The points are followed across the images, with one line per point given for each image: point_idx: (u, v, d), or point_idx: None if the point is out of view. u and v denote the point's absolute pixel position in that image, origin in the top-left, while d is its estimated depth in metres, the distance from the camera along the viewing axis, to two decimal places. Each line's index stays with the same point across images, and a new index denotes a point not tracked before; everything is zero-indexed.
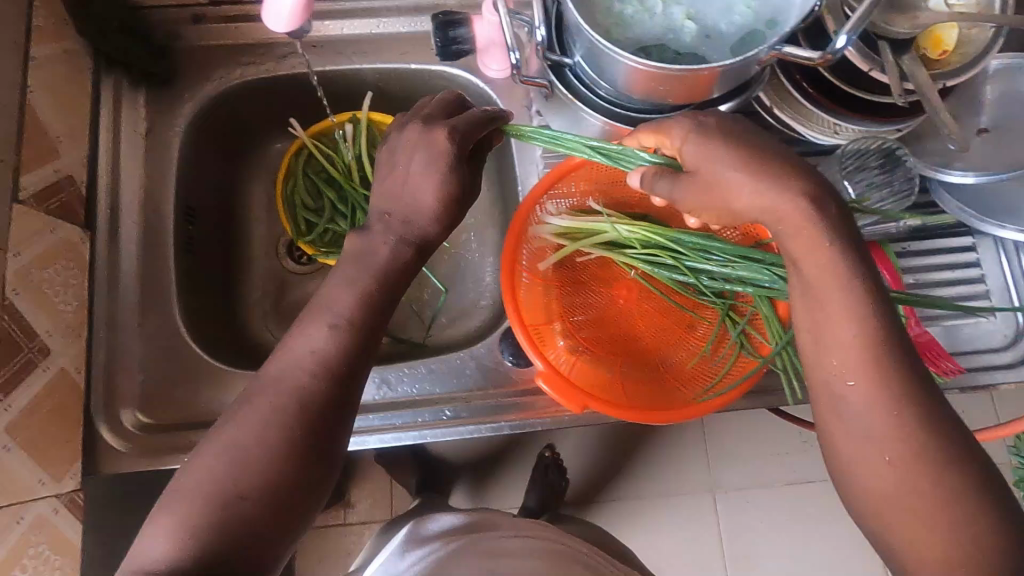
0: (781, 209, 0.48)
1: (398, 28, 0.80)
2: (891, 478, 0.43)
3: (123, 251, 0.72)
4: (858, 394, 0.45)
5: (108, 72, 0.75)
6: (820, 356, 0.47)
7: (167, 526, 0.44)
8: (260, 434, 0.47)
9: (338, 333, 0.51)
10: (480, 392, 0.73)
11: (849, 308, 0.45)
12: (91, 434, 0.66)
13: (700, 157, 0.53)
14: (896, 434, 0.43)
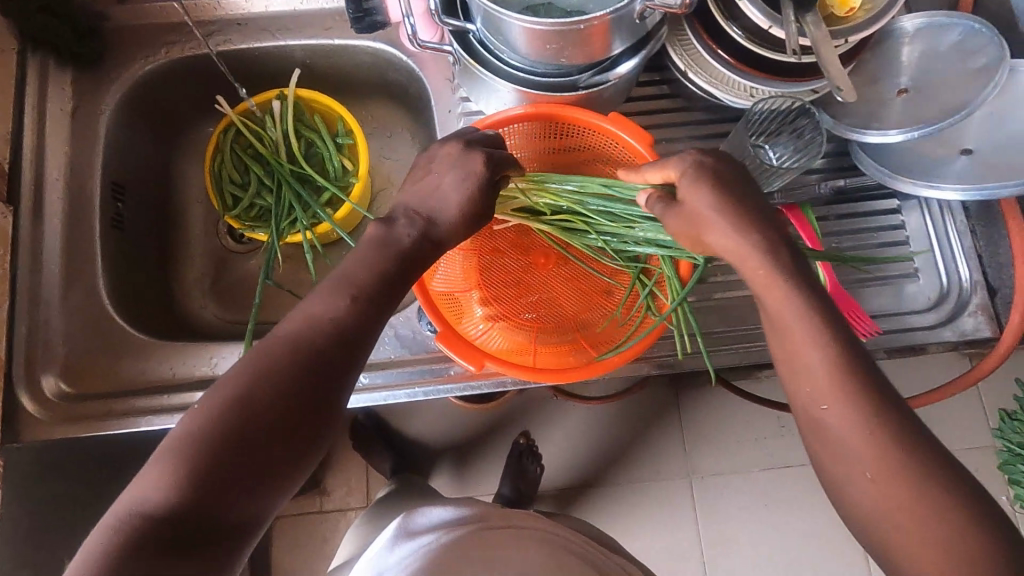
0: (744, 251, 0.51)
1: (321, 4, 0.81)
2: (880, 493, 0.44)
3: (47, 226, 0.73)
4: (833, 416, 0.46)
5: (34, 52, 0.76)
6: (792, 378, 0.49)
7: (165, 471, 0.42)
8: (264, 383, 0.46)
9: (358, 304, 0.52)
10: (396, 360, 0.73)
11: (799, 329, 0.48)
12: (13, 401, 0.68)
13: (698, 202, 0.53)
14: (874, 452, 0.44)
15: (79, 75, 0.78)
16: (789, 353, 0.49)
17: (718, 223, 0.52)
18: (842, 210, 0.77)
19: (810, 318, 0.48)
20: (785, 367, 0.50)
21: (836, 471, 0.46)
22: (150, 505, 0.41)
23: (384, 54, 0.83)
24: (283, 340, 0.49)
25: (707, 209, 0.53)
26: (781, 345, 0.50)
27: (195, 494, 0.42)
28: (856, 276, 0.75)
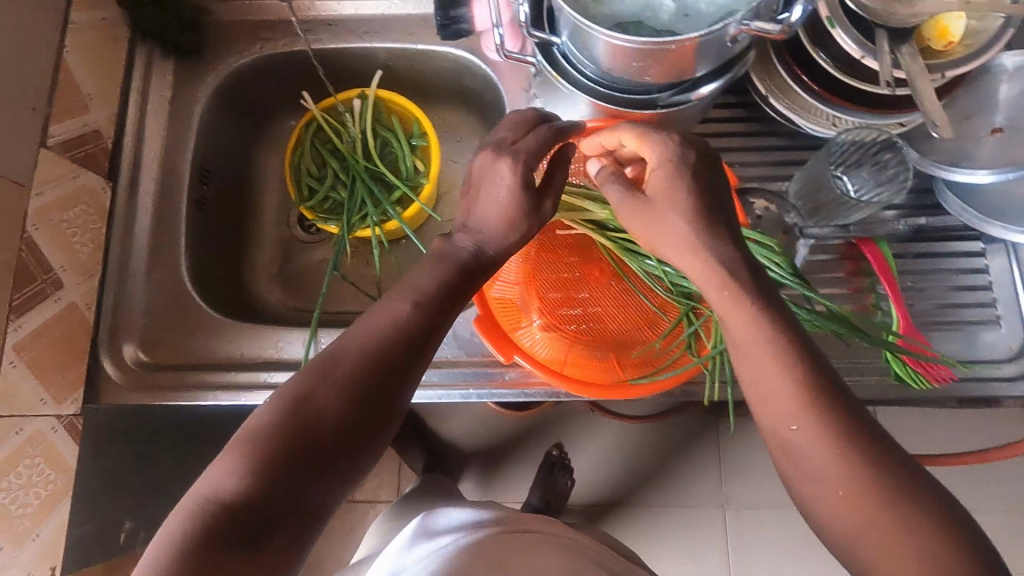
0: (710, 263, 0.46)
1: (408, 10, 0.84)
2: (845, 513, 0.42)
3: (140, 203, 0.78)
4: (803, 434, 0.43)
5: (142, 41, 0.82)
6: (755, 388, 0.45)
7: (237, 469, 0.42)
8: (332, 386, 0.46)
9: (420, 309, 0.49)
10: (452, 361, 0.74)
11: (746, 339, 0.45)
12: (95, 366, 0.72)
13: (663, 193, 0.48)
14: (855, 479, 0.42)
15: (179, 64, 0.83)
16: (750, 363, 0.45)
17: (654, 213, 0.48)
18: (922, 248, 0.74)
19: (761, 327, 0.44)
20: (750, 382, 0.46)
21: (798, 483, 0.44)
22: (222, 504, 0.41)
23: (464, 61, 0.85)
24: (354, 343, 0.47)
25: (668, 206, 0.48)
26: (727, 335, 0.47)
27: (263, 501, 0.42)
28: (931, 318, 0.72)
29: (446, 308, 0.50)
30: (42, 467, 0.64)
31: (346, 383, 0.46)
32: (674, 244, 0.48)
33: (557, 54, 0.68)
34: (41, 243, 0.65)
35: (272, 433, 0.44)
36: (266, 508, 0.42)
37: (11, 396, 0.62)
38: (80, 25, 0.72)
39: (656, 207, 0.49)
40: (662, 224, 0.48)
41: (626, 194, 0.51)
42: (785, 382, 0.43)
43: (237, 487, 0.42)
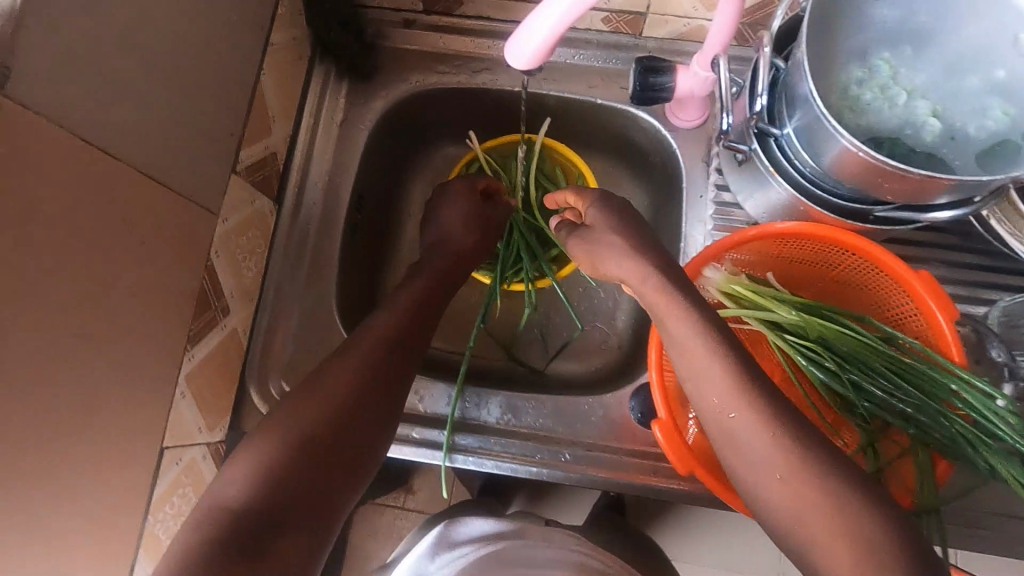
0: (645, 271, 0.56)
1: (592, 62, 0.79)
2: (786, 491, 0.46)
3: (302, 228, 0.77)
4: (741, 422, 0.49)
5: (321, 60, 0.80)
6: (697, 387, 0.53)
7: (242, 474, 0.49)
8: (328, 403, 0.55)
9: (395, 316, 0.64)
10: (601, 443, 0.71)
11: (689, 341, 0.53)
12: (241, 392, 0.71)
13: (600, 227, 0.62)
14: (781, 454, 0.47)
15: (353, 88, 0.81)
16: (683, 356, 0.54)
17: (602, 241, 0.61)
18: None
19: (696, 328, 0.53)
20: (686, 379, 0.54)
21: (750, 480, 0.49)
22: (225, 500, 0.48)
23: (640, 119, 0.80)
24: (326, 372, 0.57)
25: (603, 229, 0.62)
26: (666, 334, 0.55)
27: (257, 510, 0.47)
28: None
29: (406, 359, 0.62)
30: (190, 495, 0.63)
31: (296, 427, 0.52)
32: (621, 260, 0.58)
33: (774, 146, 0.64)
34: (220, 270, 0.64)
35: (250, 470, 0.49)
36: (260, 523, 0.47)
37: (178, 425, 0.60)
38: (278, 45, 0.71)
39: (592, 231, 0.63)
40: (598, 248, 0.61)
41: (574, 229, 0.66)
42: (720, 392, 0.51)
43: (229, 514, 0.47)
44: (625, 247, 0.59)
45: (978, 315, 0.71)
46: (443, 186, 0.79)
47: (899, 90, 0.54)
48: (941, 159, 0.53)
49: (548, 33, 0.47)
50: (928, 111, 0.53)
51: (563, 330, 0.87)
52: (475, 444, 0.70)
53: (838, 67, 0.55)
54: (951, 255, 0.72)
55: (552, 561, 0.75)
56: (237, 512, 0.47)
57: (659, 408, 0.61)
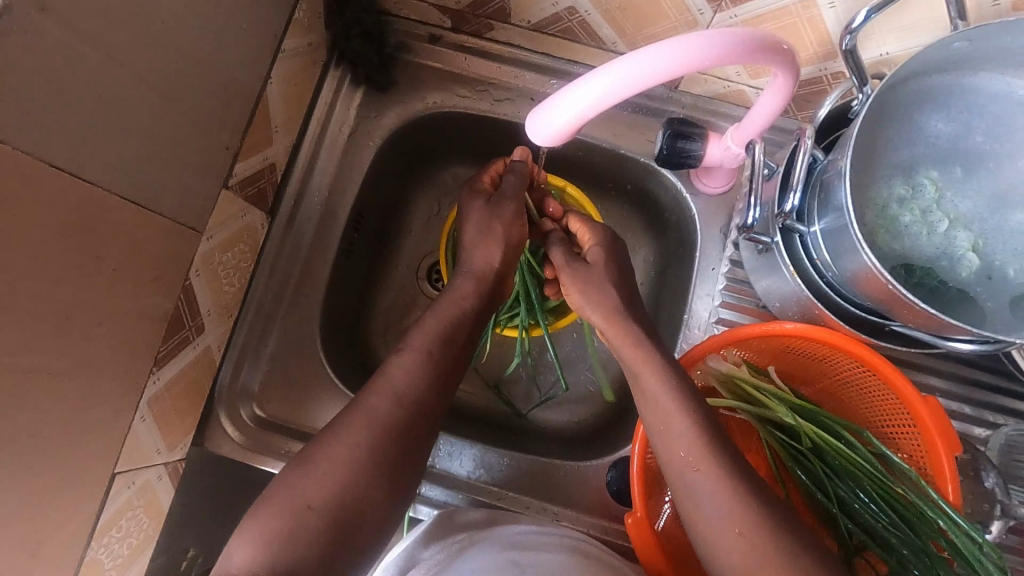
0: (632, 330, 0.58)
1: (621, 109, 0.74)
2: (743, 552, 0.47)
3: (293, 243, 0.73)
4: (702, 478, 0.50)
5: (337, 65, 0.75)
6: (663, 444, 0.53)
7: (249, 543, 0.48)
8: (346, 453, 0.53)
9: (415, 370, 0.58)
10: (573, 512, 0.69)
11: (656, 391, 0.54)
12: (212, 413, 0.69)
13: (598, 265, 0.63)
14: (738, 509, 0.49)
15: (367, 98, 0.76)
16: (653, 413, 0.54)
17: (593, 284, 0.61)
18: None
19: (663, 381, 0.54)
20: (655, 430, 0.55)
21: (709, 535, 0.50)
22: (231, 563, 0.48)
23: (662, 176, 0.75)
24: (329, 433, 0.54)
25: (601, 271, 0.62)
26: (637, 388, 0.56)
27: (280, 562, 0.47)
28: None
29: (437, 389, 0.59)
30: (140, 516, 0.60)
31: (356, 453, 0.53)
32: (603, 315, 0.60)
33: (798, 243, 0.60)
34: (197, 288, 0.60)
35: (329, 481, 0.52)
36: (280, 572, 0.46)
37: (134, 449, 0.57)
38: (291, 52, 0.66)
39: (592, 271, 0.62)
40: (587, 288, 0.61)
41: (569, 259, 0.65)
42: (685, 446, 0.52)
43: (320, 508, 0.50)
44: (607, 298, 0.61)
45: (979, 438, 0.67)
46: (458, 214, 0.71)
47: (939, 216, 0.51)
48: (971, 299, 0.50)
49: (573, 117, 0.46)
50: (968, 244, 0.50)
51: (552, 378, 0.82)
52: (443, 496, 0.69)
53: (879, 180, 0.52)
54: (965, 370, 0.68)
55: (551, 545, 0.56)
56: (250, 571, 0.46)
57: (636, 503, 0.58)
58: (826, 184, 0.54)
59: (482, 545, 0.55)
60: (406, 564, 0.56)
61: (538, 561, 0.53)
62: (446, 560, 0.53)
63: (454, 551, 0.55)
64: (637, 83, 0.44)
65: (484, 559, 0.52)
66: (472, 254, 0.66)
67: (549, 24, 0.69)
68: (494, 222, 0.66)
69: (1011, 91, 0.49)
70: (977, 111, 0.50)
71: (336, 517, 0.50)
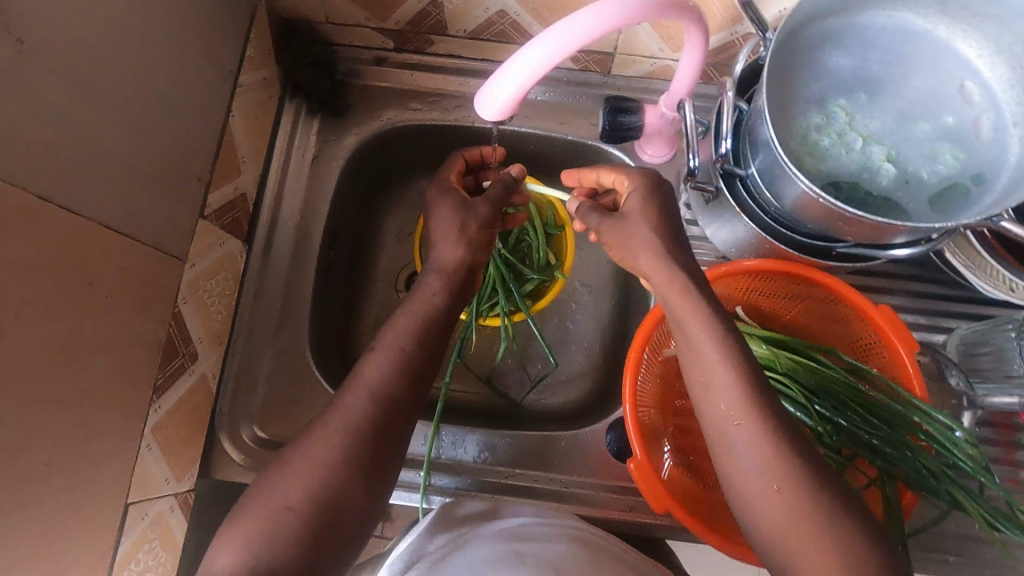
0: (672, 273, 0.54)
1: (562, 98, 0.81)
2: (780, 509, 0.46)
3: (272, 267, 0.76)
4: (744, 433, 0.49)
5: (292, 97, 0.80)
6: (705, 397, 0.51)
7: (230, 540, 0.47)
8: (322, 447, 0.52)
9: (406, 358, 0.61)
10: (580, 478, 0.71)
11: (699, 345, 0.52)
12: (212, 440, 0.69)
13: (634, 212, 0.58)
14: (775, 463, 0.47)
15: (325, 124, 0.81)
16: (697, 363, 0.52)
17: (631, 230, 0.57)
18: None
19: (711, 334, 0.52)
20: (694, 387, 0.53)
21: (745, 492, 0.48)
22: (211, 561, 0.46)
23: (608, 155, 0.81)
24: (337, 412, 0.54)
25: (640, 217, 0.57)
26: (684, 337, 0.54)
27: (275, 555, 0.46)
28: None
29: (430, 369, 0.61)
30: (156, 549, 0.61)
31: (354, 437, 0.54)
32: (648, 258, 0.55)
33: (740, 187, 0.65)
34: (187, 316, 0.63)
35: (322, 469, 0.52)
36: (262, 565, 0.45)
37: (144, 478, 0.58)
38: (248, 86, 0.70)
39: (629, 219, 0.58)
40: (627, 236, 0.57)
41: (604, 215, 0.61)
42: (731, 400, 0.50)
43: (300, 508, 0.48)
44: (650, 241, 0.56)
45: (938, 343, 0.72)
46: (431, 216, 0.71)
47: (854, 136, 0.56)
48: (895, 202, 0.55)
49: (508, 97, 0.52)
50: (883, 157, 0.56)
51: (541, 362, 0.85)
52: (453, 483, 0.71)
53: (798, 114, 0.57)
54: (915, 284, 0.74)
55: (553, 536, 0.60)
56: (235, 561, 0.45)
57: (636, 444, 0.61)
58: (751, 128, 0.59)
59: (487, 537, 0.59)
60: (409, 560, 0.56)
61: (540, 551, 0.57)
62: (452, 556, 0.57)
63: (461, 547, 0.58)
64: (545, 64, 0.49)
65: (491, 551, 0.57)
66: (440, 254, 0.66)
67: (483, 31, 0.75)
68: (455, 220, 0.68)
69: (893, 23, 0.56)
70: (870, 44, 0.57)
71: (325, 497, 0.49)
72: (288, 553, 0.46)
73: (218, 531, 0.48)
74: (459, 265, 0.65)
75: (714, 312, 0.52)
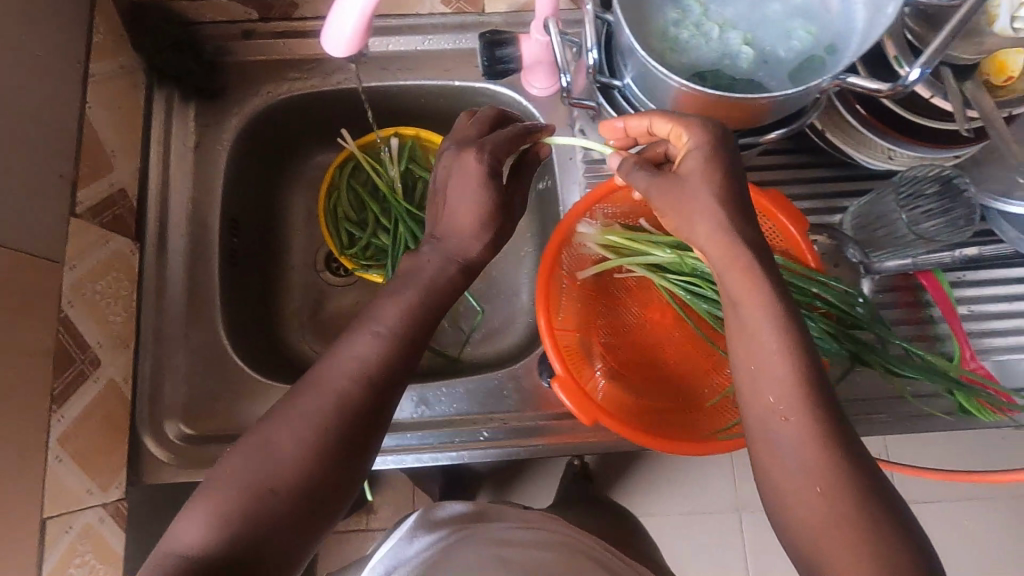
0: (733, 242, 0.45)
1: (443, 45, 0.80)
2: (818, 512, 0.42)
3: (170, 262, 0.73)
4: (791, 431, 0.43)
5: (160, 85, 0.76)
6: (752, 386, 0.45)
7: (202, 513, 0.44)
8: (305, 428, 0.46)
9: None
10: (517, 413, 0.72)
11: (766, 332, 0.44)
12: (137, 445, 0.67)
13: (693, 174, 0.48)
14: (821, 464, 0.42)
15: (201, 108, 0.77)
16: (743, 351, 0.45)
17: (689, 191, 0.47)
18: (977, 276, 0.74)
19: (770, 307, 0.44)
20: (737, 372, 0.46)
21: (780, 484, 0.44)
22: (183, 544, 0.42)
23: (499, 96, 0.81)
24: (313, 394, 0.48)
25: (693, 180, 0.47)
26: (733, 319, 0.46)
27: (252, 538, 0.43)
28: (989, 346, 0.73)
29: None
30: (92, 561, 0.59)
31: None
32: (713, 222, 0.46)
33: (619, 99, 0.66)
34: (78, 320, 0.60)
35: None
36: (233, 562, 0.42)
37: (58, 492, 0.56)
38: (101, 75, 0.67)
39: (688, 186, 0.47)
40: (683, 206, 0.47)
41: (655, 174, 0.50)
42: (779, 392, 0.44)
43: (283, 491, 0.45)
44: (709, 203, 0.46)
45: (835, 223, 0.75)
46: (448, 166, 0.56)
47: (711, 25, 0.57)
48: (758, 83, 0.57)
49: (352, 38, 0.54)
50: (740, 42, 0.57)
51: (470, 313, 0.85)
52: (393, 442, 0.70)
53: (654, 11, 0.57)
54: (806, 172, 0.77)
55: (537, 542, 0.62)
56: (205, 550, 0.42)
57: (554, 360, 0.62)
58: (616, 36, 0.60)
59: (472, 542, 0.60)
60: (397, 565, 0.59)
61: (525, 561, 0.58)
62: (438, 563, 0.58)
63: (443, 551, 0.59)
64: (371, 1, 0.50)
65: (476, 559, 0.58)
66: (449, 222, 0.55)
67: None
68: (469, 187, 0.54)
69: None
70: None
71: (306, 481, 0.45)
72: (261, 546, 0.43)
73: (186, 499, 0.44)
74: (469, 235, 0.54)
75: (781, 299, 0.44)
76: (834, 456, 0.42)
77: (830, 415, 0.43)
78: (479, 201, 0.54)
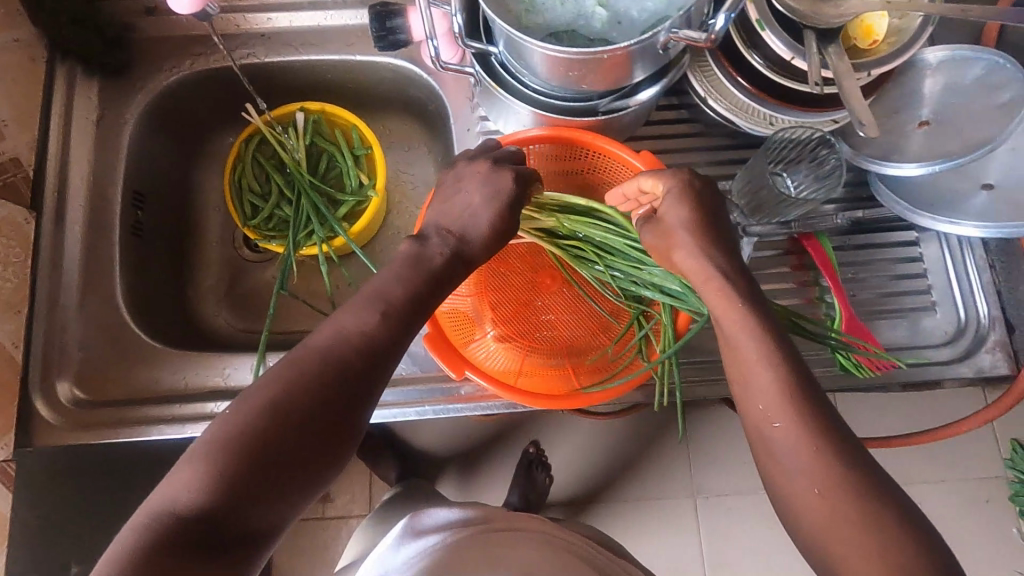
0: (708, 269, 0.55)
1: (345, 20, 0.81)
2: (823, 506, 0.45)
3: (68, 233, 0.74)
4: (781, 433, 0.48)
5: (62, 60, 0.77)
6: (743, 396, 0.51)
7: (197, 476, 0.44)
8: (300, 393, 0.48)
9: None
10: (406, 375, 0.73)
11: (739, 341, 0.52)
12: (27, 407, 0.69)
13: (671, 216, 0.57)
14: (816, 463, 0.46)
15: (104, 83, 0.79)
16: (733, 361, 0.52)
17: (675, 232, 0.57)
18: (863, 239, 0.77)
19: (749, 329, 0.51)
20: (734, 384, 0.52)
21: (786, 487, 0.47)
22: (183, 505, 0.44)
23: (404, 71, 0.83)
24: (312, 359, 0.50)
25: (675, 221, 0.57)
26: (721, 335, 0.54)
27: (246, 496, 0.44)
28: (876, 307, 0.76)
29: None
30: None
31: None
32: (692, 258, 0.55)
33: (497, 66, 0.68)
34: None
35: None
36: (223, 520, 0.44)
37: None
38: None
39: (665, 229, 0.58)
40: (673, 241, 0.57)
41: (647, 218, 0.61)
42: (765, 398, 0.49)
43: (284, 454, 0.46)
44: (689, 246, 0.56)
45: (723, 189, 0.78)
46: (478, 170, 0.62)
47: None
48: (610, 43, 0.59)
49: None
50: (595, 3, 0.59)
51: None
52: None
53: None
54: (698, 141, 0.79)
55: (530, 546, 0.64)
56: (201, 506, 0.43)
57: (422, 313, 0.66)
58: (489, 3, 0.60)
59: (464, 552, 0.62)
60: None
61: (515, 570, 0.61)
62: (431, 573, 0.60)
63: (442, 557, 0.62)
64: None
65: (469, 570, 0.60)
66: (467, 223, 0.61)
67: None
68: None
69: None
70: None
71: (303, 443, 0.47)
72: (257, 504, 0.45)
73: (181, 460, 0.45)
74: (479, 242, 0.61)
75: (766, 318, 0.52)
76: (825, 452, 0.46)
77: (825, 414, 0.48)
78: (490, 213, 0.61)
